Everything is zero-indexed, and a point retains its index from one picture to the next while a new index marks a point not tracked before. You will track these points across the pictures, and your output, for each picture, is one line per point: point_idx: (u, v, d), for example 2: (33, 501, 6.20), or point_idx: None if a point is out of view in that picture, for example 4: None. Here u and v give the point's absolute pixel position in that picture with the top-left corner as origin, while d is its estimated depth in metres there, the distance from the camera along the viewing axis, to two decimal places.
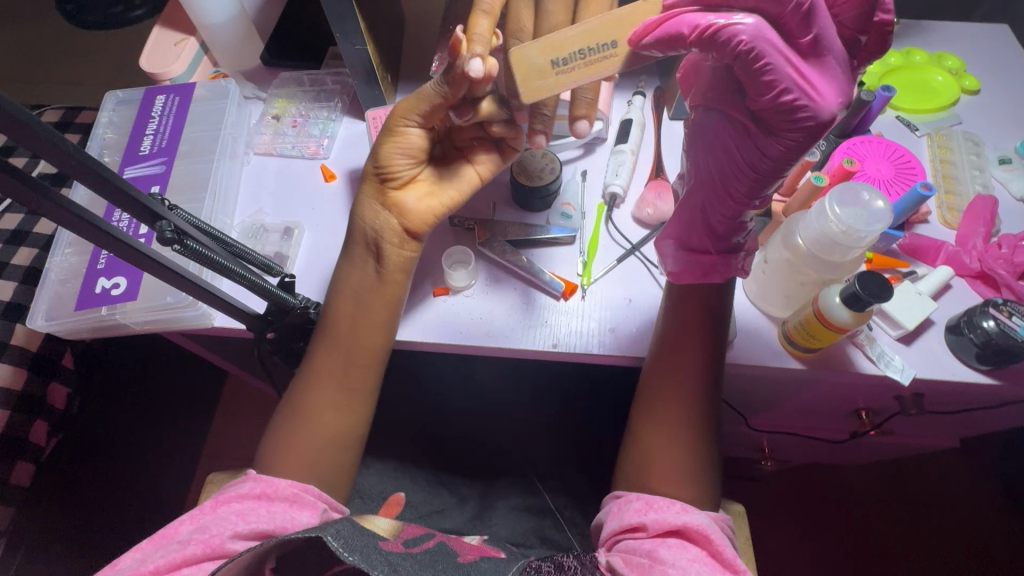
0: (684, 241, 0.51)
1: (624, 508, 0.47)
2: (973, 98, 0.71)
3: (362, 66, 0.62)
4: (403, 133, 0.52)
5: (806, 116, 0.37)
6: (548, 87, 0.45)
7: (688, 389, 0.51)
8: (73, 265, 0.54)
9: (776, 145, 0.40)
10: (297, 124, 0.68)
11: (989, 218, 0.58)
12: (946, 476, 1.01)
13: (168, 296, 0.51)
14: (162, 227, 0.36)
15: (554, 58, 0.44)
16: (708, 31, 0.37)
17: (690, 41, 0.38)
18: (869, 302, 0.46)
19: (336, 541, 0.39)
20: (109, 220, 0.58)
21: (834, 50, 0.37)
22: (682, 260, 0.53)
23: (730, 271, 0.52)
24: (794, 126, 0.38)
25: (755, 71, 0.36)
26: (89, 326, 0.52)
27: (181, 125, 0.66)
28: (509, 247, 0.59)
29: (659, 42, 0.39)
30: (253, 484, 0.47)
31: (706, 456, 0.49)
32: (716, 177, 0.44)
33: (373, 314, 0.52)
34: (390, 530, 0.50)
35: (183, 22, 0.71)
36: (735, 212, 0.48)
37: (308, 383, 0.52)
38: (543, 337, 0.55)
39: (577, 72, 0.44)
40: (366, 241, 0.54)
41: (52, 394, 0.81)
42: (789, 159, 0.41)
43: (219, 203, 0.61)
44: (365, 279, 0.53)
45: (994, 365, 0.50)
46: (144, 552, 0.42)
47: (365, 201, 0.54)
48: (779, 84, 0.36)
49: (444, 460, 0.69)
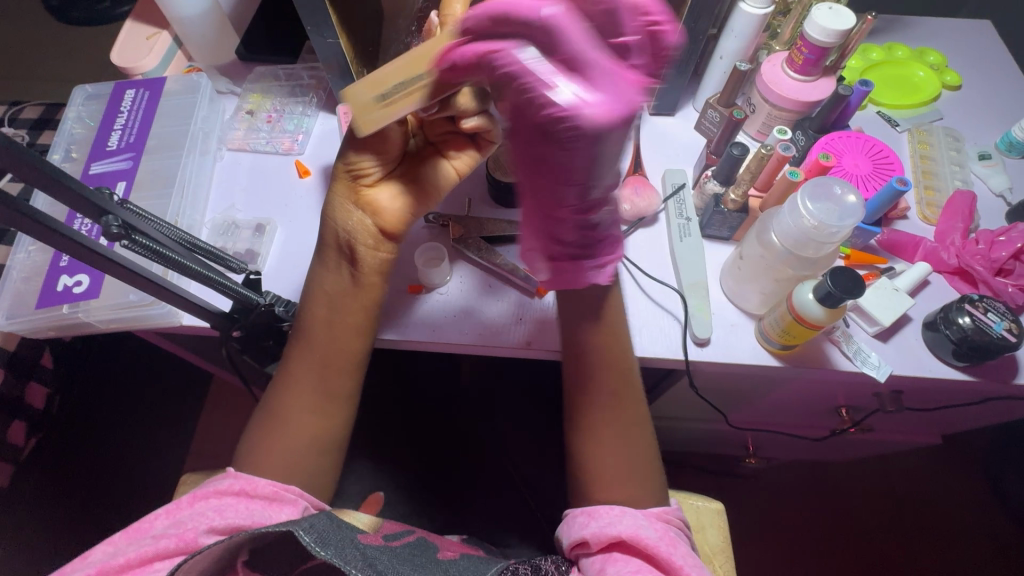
0: (547, 268, 0.43)
1: (569, 525, 0.47)
2: (954, 93, 0.70)
3: (337, 60, 0.61)
4: (373, 126, 0.50)
5: (572, 128, 0.30)
6: (372, 117, 0.42)
7: (616, 396, 0.50)
8: (37, 262, 0.53)
9: (585, 172, 0.34)
10: (272, 119, 0.67)
11: (968, 214, 0.58)
12: (932, 472, 1.02)
13: (132, 293, 0.50)
14: (109, 222, 0.35)
15: (375, 90, 0.41)
16: (489, 57, 0.33)
17: (484, 67, 0.34)
18: (843, 298, 0.45)
19: (309, 536, 0.38)
20: (71, 224, 0.57)
21: (594, 62, 0.30)
22: (553, 271, 0.43)
23: (586, 278, 0.43)
24: (586, 149, 0.31)
25: (534, 98, 0.31)
26: (51, 325, 0.50)
27: (151, 120, 0.64)
28: (485, 244, 0.59)
29: (445, 73, 0.37)
30: (233, 480, 0.47)
31: (648, 461, 0.49)
32: (540, 219, 0.39)
33: (341, 323, 0.51)
34: (370, 524, 0.50)
35: (155, 15, 0.70)
36: (576, 222, 0.39)
37: (280, 392, 0.51)
38: (518, 336, 0.54)
39: (401, 103, 0.41)
40: (338, 245, 0.52)
41: (29, 393, 0.80)
42: (584, 171, 0.34)
43: (188, 200, 0.60)
44: (339, 284, 0.51)
45: (972, 361, 0.50)
46: (117, 546, 0.42)
47: (337, 199, 0.52)
48: (558, 110, 0.30)
49: (422, 460, 0.68)
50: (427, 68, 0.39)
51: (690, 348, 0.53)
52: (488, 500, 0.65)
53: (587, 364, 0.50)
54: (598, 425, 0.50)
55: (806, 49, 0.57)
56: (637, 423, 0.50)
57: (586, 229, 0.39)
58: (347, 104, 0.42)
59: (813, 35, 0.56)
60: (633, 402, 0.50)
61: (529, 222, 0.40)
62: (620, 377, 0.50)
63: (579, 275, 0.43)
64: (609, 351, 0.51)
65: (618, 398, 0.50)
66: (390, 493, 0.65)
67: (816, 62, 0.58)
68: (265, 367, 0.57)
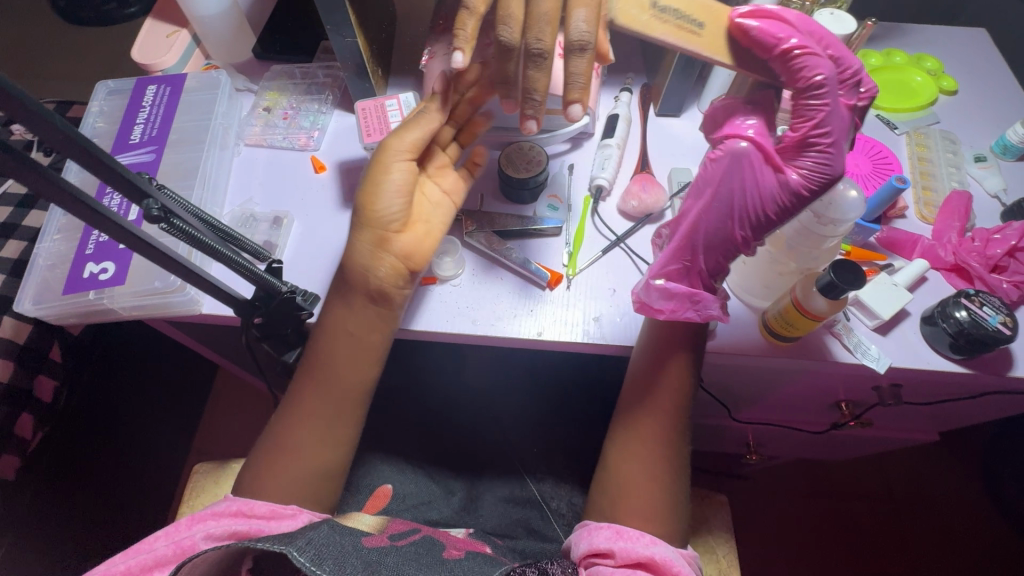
0: (662, 296, 0.49)
1: (590, 533, 0.48)
2: (951, 98, 0.72)
3: (353, 59, 0.63)
4: (390, 175, 0.51)
5: (826, 162, 0.43)
6: (638, 20, 0.44)
7: (666, 413, 0.53)
8: (62, 250, 0.54)
9: (793, 198, 0.45)
10: (288, 116, 0.69)
11: (964, 213, 0.60)
12: (928, 471, 1.03)
13: (157, 280, 0.52)
14: (149, 205, 0.36)
15: (654, 3, 0.44)
16: (797, 57, 0.42)
17: (773, 52, 0.43)
18: (845, 289, 0.47)
19: (304, 556, 0.39)
20: (101, 198, 0.60)
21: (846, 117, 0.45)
22: (671, 297, 0.49)
23: (708, 308, 0.49)
24: (818, 180, 0.44)
25: (818, 117, 0.42)
26: (76, 310, 0.52)
27: (172, 115, 0.66)
28: (496, 237, 0.60)
29: (757, 36, 0.43)
30: (229, 502, 0.48)
31: (669, 473, 0.52)
32: (707, 233, 0.47)
33: (360, 338, 0.53)
34: (374, 525, 0.56)
35: (175, 14, 0.72)
36: (732, 244, 0.48)
37: (303, 380, 0.54)
38: (529, 327, 0.56)
39: (668, 26, 0.44)
40: (367, 291, 0.52)
41: (39, 387, 0.81)
42: (795, 195, 0.45)
43: (209, 192, 0.61)
44: (366, 317, 0.53)
45: (967, 354, 0.52)
46: (113, 561, 0.42)
47: (361, 248, 0.52)
48: (830, 145, 0.43)
49: (429, 451, 0.69)
50: (710, 27, 0.45)
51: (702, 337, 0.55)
52: (496, 492, 0.66)
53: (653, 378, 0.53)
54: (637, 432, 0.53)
55: None
56: (670, 443, 0.52)
57: (727, 258, 0.49)
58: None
59: None
60: (676, 423, 0.53)
61: (686, 238, 0.48)
62: (674, 399, 0.53)
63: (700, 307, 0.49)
64: (675, 372, 0.52)
65: (663, 416, 0.53)
66: (398, 485, 0.65)
67: None
68: (282, 356, 0.56)
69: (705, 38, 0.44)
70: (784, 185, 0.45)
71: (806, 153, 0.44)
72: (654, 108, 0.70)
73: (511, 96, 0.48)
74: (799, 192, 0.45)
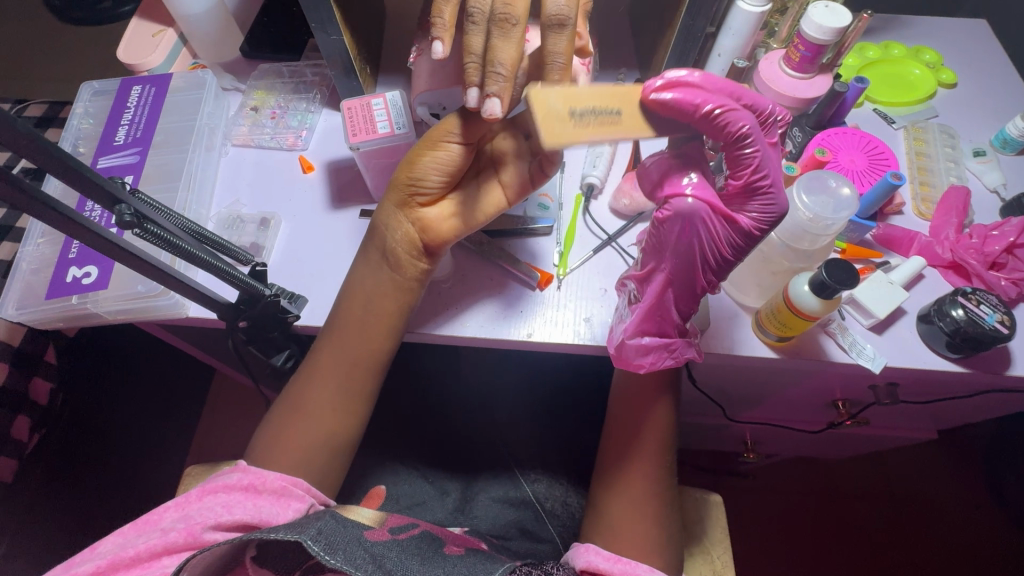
0: (646, 341, 0.49)
1: (586, 551, 0.48)
2: (950, 91, 0.71)
3: (340, 58, 0.62)
4: (443, 149, 0.49)
5: (771, 202, 0.41)
6: (566, 133, 0.37)
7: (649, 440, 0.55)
8: (46, 254, 0.54)
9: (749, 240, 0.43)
10: (276, 116, 0.68)
11: (962, 209, 0.59)
12: (928, 467, 1.03)
13: (139, 284, 0.51)
14: (121, 210, 0.35)
15: (568, 104, 0.38)
16: (719, 116, 0.39)
17: (697, 118, 0.40)
18: (837, 290, 0.46)
19: (317, 545, 0.40)
20: (82, 211, 0.59)
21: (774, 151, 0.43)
22: (655, 344, 0.49)
23: (686, 352, 0.50)
24: (767, 219, 0.42)
25: (751, 162, 0.40)
26: (60, 315, 0.51)
27: (157, 116, 0.65)
28: (486, 237, 0.59)
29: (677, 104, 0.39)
30: (241, 475, 0.48)
31: (659, 486, 0.53)
32: (677, 284, 0.46)
33: (373, 316, 0.52)
34: (374, 518, 0.52)
35: (161, 13, 0.71)
36: (702, 290, 0.46)
37: (306, 377, 0.54)
38: (518, 328, 0.55)
39: (594, 127, 0.38)
40: (382, 249, 0.53)
41: (35, 388, 0.81)
42: (749, 239, 0.43)
43: (194, 194, 0.60)
44: (378, 283, 0.52)
45: (964, 353, 0.51)
46: (127, 537, 0.44)
47: (390, 207, 0.52)
48: (771, 187, 0.41)
49: (423, 453, 0.69)
50: (626, 107, 0.39)
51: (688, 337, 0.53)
52: (490, 493, 0.66)
53: (637, 402, 0.56)
54: (620, 453, 0.55)
55: (803, 46, 0.59)
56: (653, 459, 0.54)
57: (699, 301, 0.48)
58: (535, 110, 0.37)
59: (808, 32, 0.57)
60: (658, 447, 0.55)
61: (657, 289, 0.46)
62: (658, 423, 0.55)
63: (682, 347, 0.50)
64: (659, 404, 0.56)
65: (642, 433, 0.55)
66: (392, 486, 0.66)
67: (812, 59, 0.60)
68: (270, 359, 0.56)
69: (628, 121, 0.39)
70: (739, 232, 0.43)
71: (751, 200, 0.42)
72: None
73: (475, 78, 0.45)
74: (753, 235, 0.43)
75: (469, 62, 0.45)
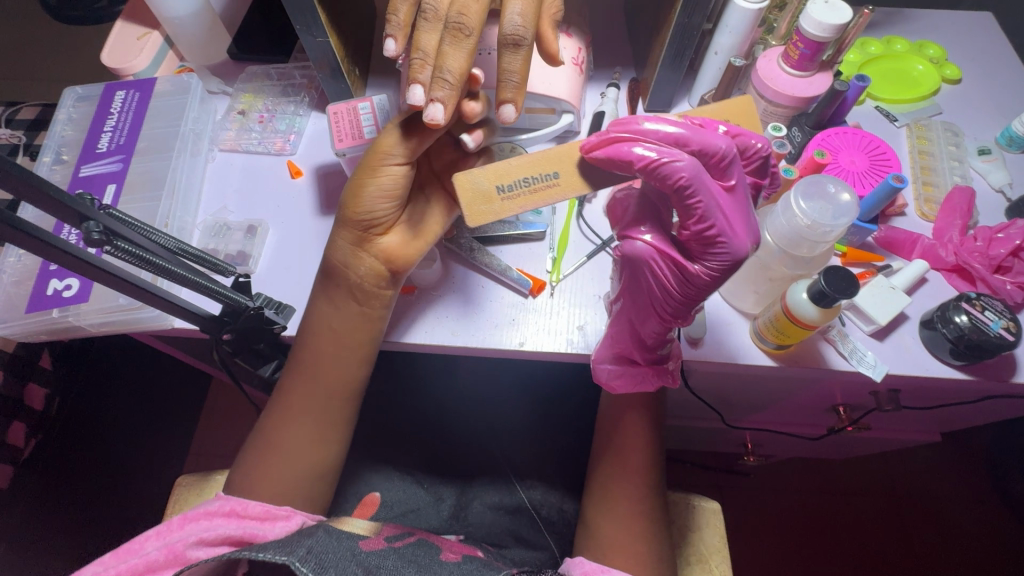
0: (615, 370, 0.52)
1: (581, 562, 0.47)
2: (954, 87, 0.69)
3: (327, 60, 0.60)
4: (385, 172, 0.48)
5: (722, 251, 0.39)
6: (495, 209, 0.42)
7: (636, 451, 0.54)
8: (27, 265, 0.53)
9: (706, 287, 0.41)
10: (264, 119, 0.66)
11: (966, 210, 0.57)
12: (932, 467, 1.01)
13: (121, 297, 0.50)
14: (89, 228, 0.34)
15: (497, 180, 0.42)
16: (659, 167, 0.38)
17: (643, 171, 0.39)
18: (836, 298, 0.45)
19: (307, 566, 0.38)
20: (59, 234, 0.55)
21: (734, 195, 0.40)
22: (622, 369, 0.52)
23: (659, 380, 0.52)
24: (721, 268, 0.39)
25: (698, 210, 0.38)
26: (43, 328, 0.50)
27: (140, 121, 0.64)
28: (477, 243, 0.58)
29: (620, 160, 0.39)
30: (223, 501, 0.47)
31: (653, 498, 0.53)
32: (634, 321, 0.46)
33: (351, 335, 0.52)
34: (369, 528, 0.52)
35: (147, 15, 0.70)
36: (665, 329, 0.46)
37: (286, 392, 0.53)
38: (509, 337, 0.54)
39: (523, 198, 0.42)
40: (345, 283, 0.51)
41: (30, 394, 0.84)
42: (707, 287, 0.41)
43: (178, 202, 0.59)
44: (343, 313, 0.51)
45: (968, 360, 0.49)
46: (104, 564, 0.41)
47: (344, 245, 0.51)
48: (720, 237, 0.38)
49: (416, 460, 0.68)
50: (559, 168, 0.42)
51: (684, 346, 0.52)
52: (485, 500, 0.65)
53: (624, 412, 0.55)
54: (610, 465, 0.54)
55: (801, 44, 0.57)
56: (641, 470, 0.54)
57: (665, 336, 0.47)
58: (462, 191, 0.42)
59: (808, 29, 0.55)
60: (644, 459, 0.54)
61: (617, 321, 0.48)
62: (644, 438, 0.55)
63: (655, 378, 0.52)
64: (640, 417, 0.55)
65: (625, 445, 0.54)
66: (387, 493, 0.65)
67: (811, 57, 0.58)
68: (258, 370, 0.56)
69: (565, 182, 0.42)
70: (690, 280, 0.40)
71: (703, 248, 0.39)
72: (642, 103, 0.68)
73: (421, 75, 0.42)
74: (704, 285, 0.40)
75: (417, 57, 0.43)
